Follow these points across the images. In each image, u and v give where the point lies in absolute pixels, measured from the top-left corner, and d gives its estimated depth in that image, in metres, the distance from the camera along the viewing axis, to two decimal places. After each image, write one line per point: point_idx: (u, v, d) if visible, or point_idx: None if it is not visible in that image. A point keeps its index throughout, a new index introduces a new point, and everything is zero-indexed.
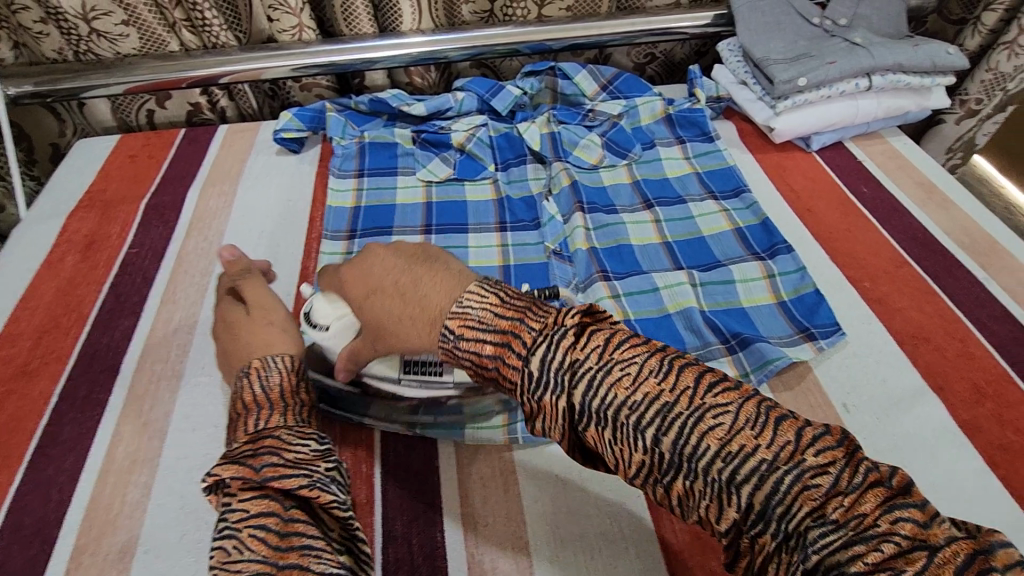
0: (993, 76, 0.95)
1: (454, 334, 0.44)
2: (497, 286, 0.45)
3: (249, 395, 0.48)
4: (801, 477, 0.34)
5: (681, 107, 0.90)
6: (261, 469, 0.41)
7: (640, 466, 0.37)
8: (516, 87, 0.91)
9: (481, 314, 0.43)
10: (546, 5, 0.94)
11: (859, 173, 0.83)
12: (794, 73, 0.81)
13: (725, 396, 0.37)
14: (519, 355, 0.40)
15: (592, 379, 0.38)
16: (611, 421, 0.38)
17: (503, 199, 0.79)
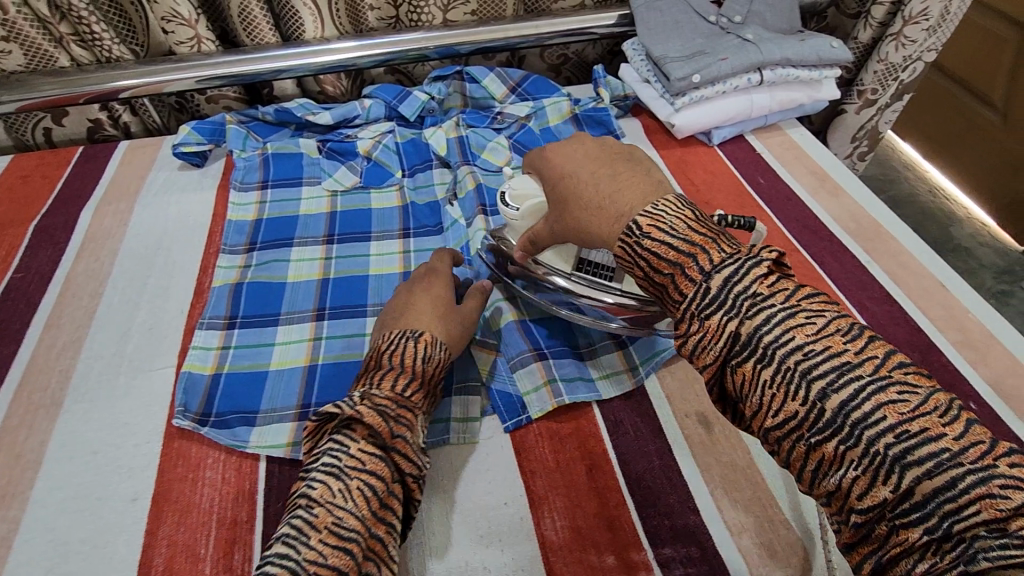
0: (884, 67, 1.00)
1: (642, 231, 0.46)
2: (691, 207, 0.47)
3: (410, 357, 0.53)
4: (984, 479, 0.32)
5: (587, 107, 0.92)
6: (396, 434, 0.47)
7: (788, 418, 0.38)
8: (424, 92, 0.91)
9: (674, 222, 0.45)
10: (450, 9, 0.94)
11: (757, 164, 0.86)
12: (689, 70, 0.83)
13: (820, 305, 0.40)
14: (702, 269, 0.42)
15: (772, 315, 0.39)
16: (776, 362, 0.38)
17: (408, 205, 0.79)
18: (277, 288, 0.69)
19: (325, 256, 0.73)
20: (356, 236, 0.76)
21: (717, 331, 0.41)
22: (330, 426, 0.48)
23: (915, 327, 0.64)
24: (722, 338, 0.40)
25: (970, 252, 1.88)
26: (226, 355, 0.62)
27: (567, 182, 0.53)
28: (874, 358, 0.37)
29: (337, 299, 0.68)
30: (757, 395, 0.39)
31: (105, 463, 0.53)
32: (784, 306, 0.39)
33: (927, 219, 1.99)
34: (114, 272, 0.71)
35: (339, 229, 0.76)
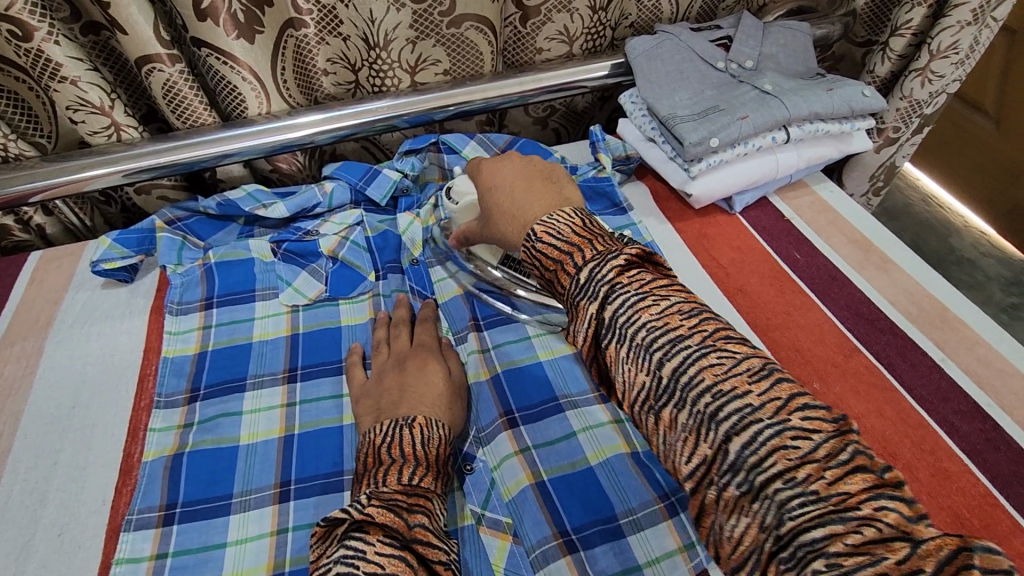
0: (909, 104, 0.89)
1: (536, 237, 0.47)
2: (586, 216, 0.48)
3: (406, 445, 0.49)
4: None
5: (586, 175, 0.80)
6: (413, 526, 0.43)
7: (640, 389, 0.39)
8: (395, 169, 0.78)
9: (563, 228, 0.47)
10: (418, 71, 0.81)
11: (790, 235, 0.74)
12: (705, 133, 0.70)
13: (816, 424, 0.34)
14: (575, 265, 0.44)
15: (624, 300, 0.41)
16: (640, 353, 0.39)
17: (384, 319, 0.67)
18: (227, 457, 0.54)
19: (286, 402, 0.59)
20: (323, 368, 0.62)
21: (586, 317, 0.42)
22: (327, 537, 0.43)
23: (1019, 452, 0.52)
24: (584, 321, 0.42)
25: (973, 263, 1.83)
26: (163, 567, 0.48)
27: (494, 195, 0.56)
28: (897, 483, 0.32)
29: (306, 465, 0.54)
30: (624, 376, 0.40)
31: None
32: (773, 421, 0.34)
33: (926, 230, 1.93)
34: (15, 447, 0.55)
35: (302, 361, 0.62)
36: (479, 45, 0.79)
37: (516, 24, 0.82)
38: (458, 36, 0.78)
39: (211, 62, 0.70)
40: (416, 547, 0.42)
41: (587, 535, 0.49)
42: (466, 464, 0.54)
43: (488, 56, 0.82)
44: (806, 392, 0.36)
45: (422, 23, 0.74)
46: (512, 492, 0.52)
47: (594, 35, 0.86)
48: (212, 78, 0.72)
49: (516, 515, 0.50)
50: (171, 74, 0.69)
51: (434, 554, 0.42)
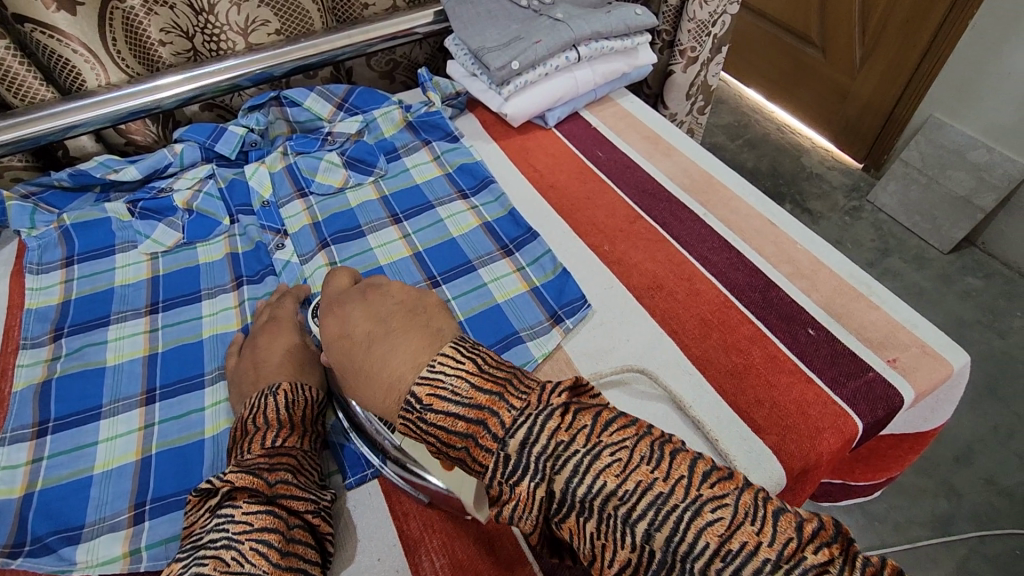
0: (696, 25, 1.05)
1: (423, 403, 0.39)
2: (473, 350, 0.41)
3: (272, 412, 0.50)
4: (700, 510, 0.32)
5: (419, 112, 0.88)
6: (276, 484, 0.44)
7: (526, 507, 0.35)
8: (240, 125, 0.84)
9: (454, 383, 0.39)
10: (251, 32, 0.87)
11: (593, 140, 0.87)
12: (507, 57, 0.82)
13: (621, 433, 0.35)
14: (495, 436, 0.36)
15: (574, 467, 0.34)
16: (596, 512, 0.33)
17: (237, 254, 0.73)
18: (95, 377, 0.61)
19: (149, 328, 0.65)
20: (183, 299, 0.68)
21: (530, 501, 0.35)
22: (202, 501, 0.44)
23: (753, 268, 0.67)
24: (534, 507, 0.35)
25: (819, 176, 2.06)
26: (38, 469, 0.54)
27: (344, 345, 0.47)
28: (681, 479, 0.33)
29: (170, 374, 0.61)
30: (597, 554, 0.34)
31: None
32: (687, 502, 0.32)
33: (782, 154, 2.15)
34: None
35: (163, 295, 0.69)
36: (303, 3, 0.88)
37: None
38: None
39: (38, 37, 0.75)
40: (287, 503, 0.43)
41: None
42: None
43: (316, 13, 0.90)
44: (703, 455, 0.35)
45: None
46: None
47: None
48: (44, 54, 0.77)
49: None
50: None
51: (306, 507, 0.45)
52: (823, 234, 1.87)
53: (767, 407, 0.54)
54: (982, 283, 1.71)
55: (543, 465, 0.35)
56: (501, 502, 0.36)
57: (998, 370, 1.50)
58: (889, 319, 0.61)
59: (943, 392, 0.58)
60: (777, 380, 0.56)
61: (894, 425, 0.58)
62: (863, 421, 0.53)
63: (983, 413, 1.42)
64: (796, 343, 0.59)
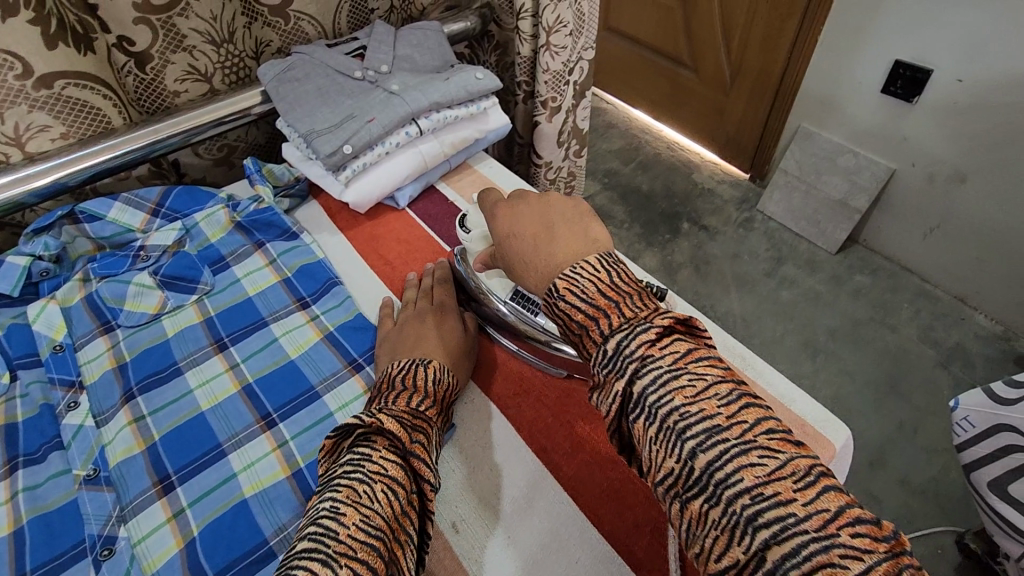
0: (552, 76, 1.01)
1: (558, 292, 0.44)
2: (615, 266, 0.45)
3: (421, 379, 0.52)
4: (749, 450, 0.35)
5: (248, 210, 0.78)
6: (410, 442, 0.44)
7: (609, 399, 0.40)
8: (22, 254, 0.69)
9: (586, 284, 0.43)
10: (29, 139, 0.73)
11: (450, 217, 0.80)
12: (337, 142, 0.74)
13: (706, 368, 0.38)
14: (602, 334, 0.41)
15: (655, 377, 0.38)
16: (660, 421, 0.37)
17: (15, 424, 0.58)
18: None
19: None
20: None
21: (611, 390, 0.40)
22: (342, 443, 0.45)
23: None
24: (610, 396, 0.40)
25: (712, 191, 2.10)
26: None
27: (511, 242, 0.52)
28: (743, 422, 0.36)
29: None
30: (650, 457, 0.38)
31: None
32: (739, 441, 0.35)
33: (674, 173, 2.19)
34: None
35: None
36: (94, 102, 0.76)
37: (135, 71, 0.77)
38: (63, 97, 0.73)
39: None
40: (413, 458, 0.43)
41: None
42: (103, 550, 0.49)
43: (113, 110, 0.79)
44: (773, 418, 0.37)
45: None
46: (156, 564, 0.48)
47: (233, 67, 0.86)
48: None
49: None
50: None
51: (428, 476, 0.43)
52: (723, 248, 1.90)
53: (646, 534, 0.48)
54: (870, 279, 1.78)
55: (630, 361, 0.39)
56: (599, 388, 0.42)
57: (896, 366, 1.55)
58: (765, 396, 0.56)
59: (830, 473, 0.53)
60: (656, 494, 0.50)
61: None
62: None
63: (888, 411, 1.45)
64: None
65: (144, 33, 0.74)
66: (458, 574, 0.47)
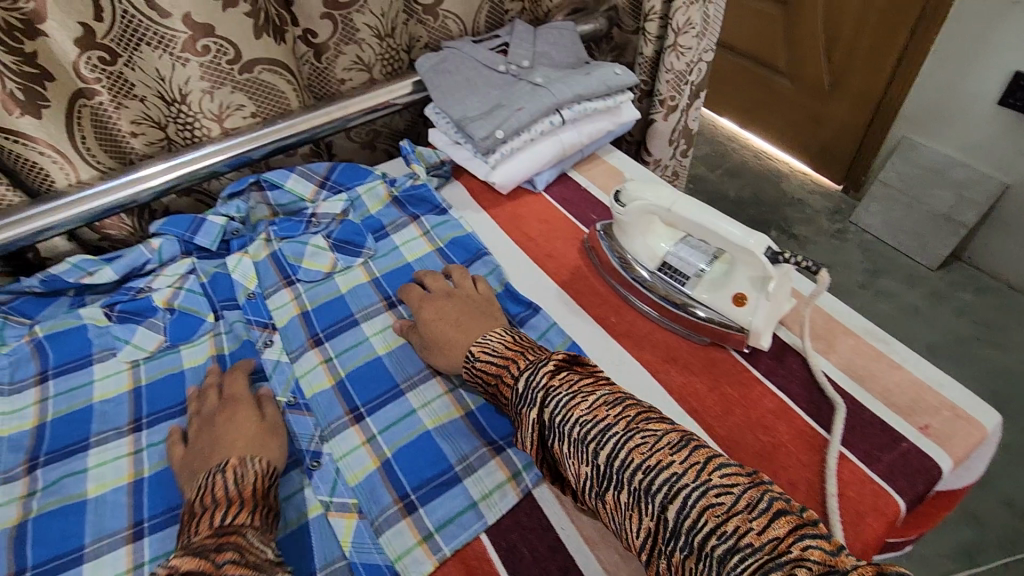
0: (674, 76, 1.05)
1: (474, 356, 0.58)
2: (511, 331, 0.60)
3: (219, 490, 0.49)
4: (791, 564, 0.37)
5: (404, 185, 0.86)
6: (223, 563, 0.42)
7: (620, 513, 0.45)
8: (220, 215, 0.81)
9: (497, 345, 0.58)
10: (225, 118, 0.84)
11: (586, 202, 0.85)
12: (490, 127, 0.81)
13: (732, 480, 0.42)
14: (513, 374, 0.54)
15: (686, 497, 0.42)
16: (566, 437, 0.48)
17: (224, 355, 0.69)
18: (75, 512, 0.56)
19: (133, 449, 0.61)
20: (167, 413, 0.64)
21: (528, 423, 0.51)
22: None
23: None
24: (529, 426, 0.51)
25: (802, 201, 2.07)
26: None
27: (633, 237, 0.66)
28: (775, 536, 0.39)
29: (158, 502, 0.56)
30: None
31: None
32: (777, 557, 0.38)
33: (763, 181, 2.17)
34: None
35: (147, 410, 0.64)
36: (279, 85, 0.85)
37: (312, 60, 0.88)
38: (256, 80, 0.83)
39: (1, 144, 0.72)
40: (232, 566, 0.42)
41: (425, 492, 0.54)
42: (312, 462, 0.57)
43: (292, 93, 0.88)
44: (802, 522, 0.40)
45: (213, 74, 0.78)
46: (358, 477, 0.56)
47: (391, 59, 0.95)
48: (9, 159, 0.74)
49: (361, 495, 0.54)
50: None
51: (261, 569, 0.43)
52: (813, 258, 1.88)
53: (803, 491, 0.52)
54: (974, 297, 1.71)
55: (544, 391, 0.51)
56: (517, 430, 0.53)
57: (1003, 387, 1.49)
58: (912, 379, 0.59)
59: (980, 456, 0.55)
60: (809, 460, 0.54)
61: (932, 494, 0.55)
62: (904, 499, 0.51)
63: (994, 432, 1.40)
64: (819, 414, 0.57)
65: (327, 27, 0.84)
66: None
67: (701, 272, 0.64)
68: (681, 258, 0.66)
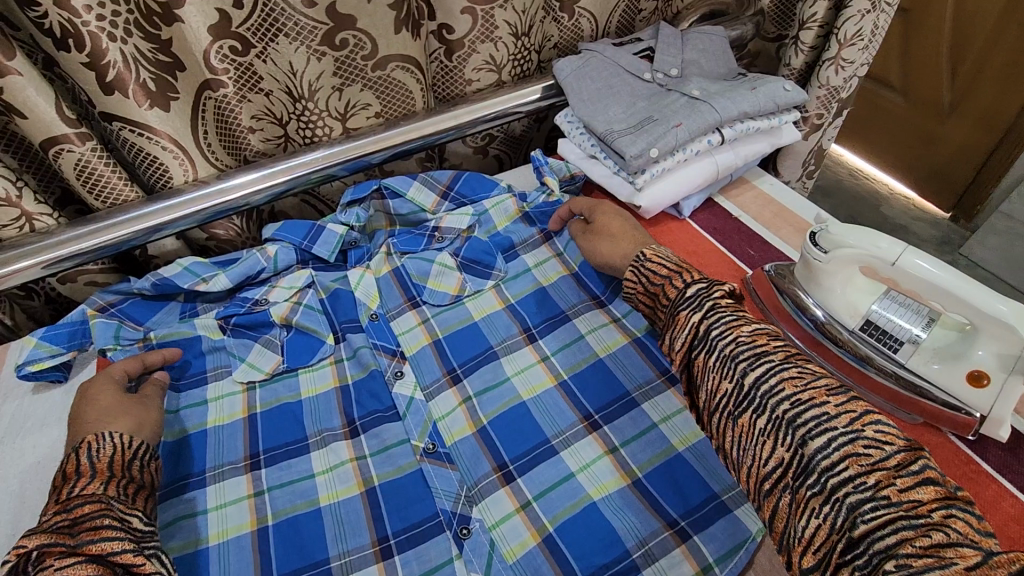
0: (826, 91, 0.94)
1: (645, 259, 0.58)
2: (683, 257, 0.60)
3: (73, 464, 0.47)
4: (921, 527, 0.35)
5: (537, 201, 0.77)
6: (78, 536, 0.41)
7: (746, 433, 0.44)
8: (340, 224, 0.73)
9: (669, 255, 0.58)
10: (349, 117, 0.79)
11: (739, 232, 0.76)
12: (644, 145, 0.71)
13: (888, 439, 0.39)
14: (684, 282, 0.53)
15: (831, 439, 0.40)
16: (720, 352, 0.47)
17: (348, 385, 0.62)
18: (200, 562, 0.50)
19: (254, 491, 0.54)
20: (288, 450, 0.57)
21: (686, 327, 0.50)
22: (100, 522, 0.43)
23: None
24: (684, 328, 0.50)
25: (905, 227, 1.92)
26: None
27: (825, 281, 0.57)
28: (918, 500, 0.36)
29: (288, 559, 0.50)
30: (804, 530, 0.39)
31: None
32: (913, 516, 0.35)
33: (859, 203, 2.01)
34: None
35: (264, 445, 0.57)
36: (408, 84, 0.78)
37: (443, 58, 0.81)
38: (386, 78, 0.76)
39: (125, 135, 0.66)
40: (48, 554, 0.40)
41: None
42: (461, 528, 0.51)
43: (419, 93, 0.81)
44: (955, 498, 0.37)
45: (346, 69, 0.72)
46: (517, 553, 0.49)
47: (521, 60, 0.87)
48: (128, 151, 0.68)
49: (521, 574, 0.48)
50: (82, 153, 0.65)
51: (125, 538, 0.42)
52: None
53: None
54: None
55: (708, 303, 0.50)
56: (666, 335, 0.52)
57: None
58: None
59: None
60: None
61: None
62: None
63: None
64: None
65: (464, 22, 0.77)
66: None
67: (917, 338, 0.54)
68: (891, 318, 0.55)
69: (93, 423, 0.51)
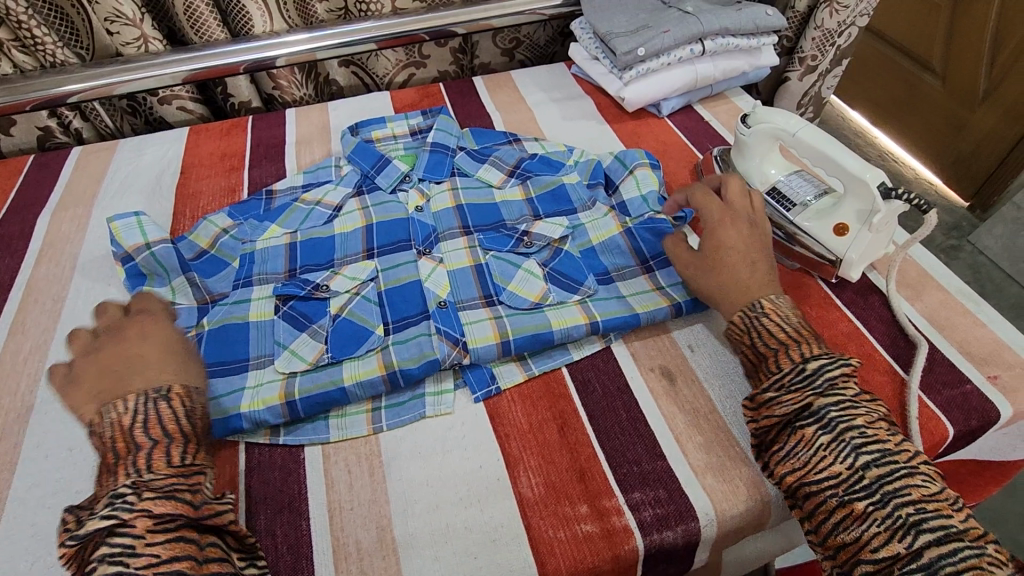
0: (821, 34, 1.04)
1: (763, 310, 0.53)
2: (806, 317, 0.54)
3: (152, 419, 0.47)
4: None
5: (641, 218, 0.72)
6: (198, 506, 0.43)
7: (849, 513, 0.42)
8: (393, 148, 0.85)
9: (790, 312, 0.52)
10: None
11: (705, 132, 0.90)
12: (634, 44, 0.85)
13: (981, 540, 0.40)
14: (802, 354, 0.49)
15: (943, 535, 0.39)
16: (836, 432, 0.44)
17: (373, 225, 0.74)
18: (238, 332, 0.61)
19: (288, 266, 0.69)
20: (320, 267, 0.69)
21: (798, 398, 0.47)
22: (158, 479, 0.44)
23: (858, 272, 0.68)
24: (798, 400, 0.47)
25: None
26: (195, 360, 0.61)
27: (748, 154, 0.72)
28: None
29: None
30: None
31: (66, 461, 0.54)
32: None
33: None
34: (76, 276, 0.70)
35: (301, 262, 0.69)
36: None
37: None
38: None
39: None
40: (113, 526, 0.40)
41: None
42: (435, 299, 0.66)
43: None
44: None
45: None
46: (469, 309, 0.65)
47: None
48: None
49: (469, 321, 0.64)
50: None
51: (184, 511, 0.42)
52: None
53: None
54: None
55: (830, 387, 0.47)
56: (764, 393, 0.49)
57: None
58: (994, 338, 0.62)
59: None
60: (871, 377, 0.58)
61: (980, 442, 0.59)
62: (955, 428, 0.55)
63: None
64: (895, 347, 0.61)
65: None
66: (690, 377, 0.59)
67: (807, 202, 0.68)
68: (791, 187, 0.69)
69: (140, 376, 0.50)
